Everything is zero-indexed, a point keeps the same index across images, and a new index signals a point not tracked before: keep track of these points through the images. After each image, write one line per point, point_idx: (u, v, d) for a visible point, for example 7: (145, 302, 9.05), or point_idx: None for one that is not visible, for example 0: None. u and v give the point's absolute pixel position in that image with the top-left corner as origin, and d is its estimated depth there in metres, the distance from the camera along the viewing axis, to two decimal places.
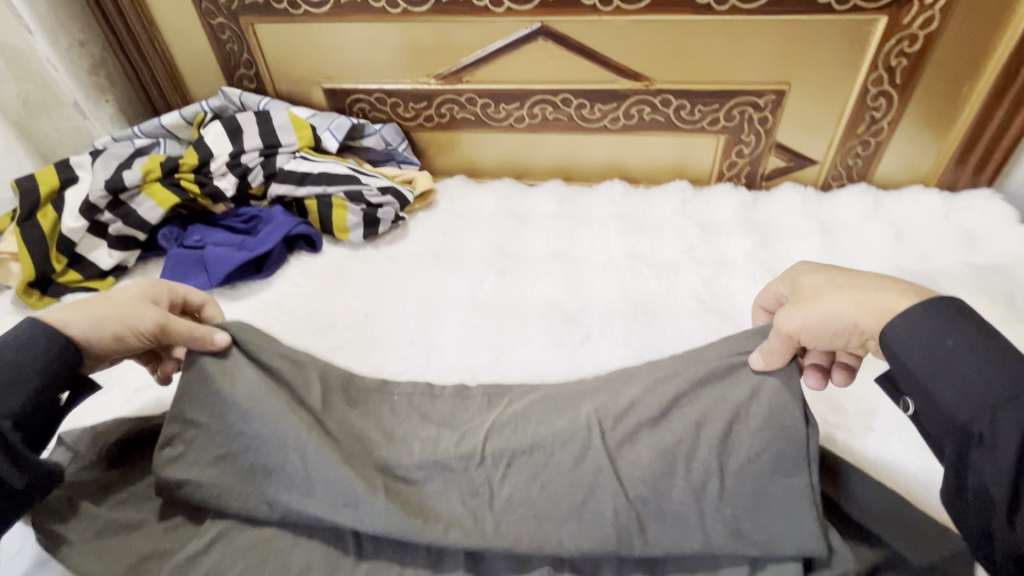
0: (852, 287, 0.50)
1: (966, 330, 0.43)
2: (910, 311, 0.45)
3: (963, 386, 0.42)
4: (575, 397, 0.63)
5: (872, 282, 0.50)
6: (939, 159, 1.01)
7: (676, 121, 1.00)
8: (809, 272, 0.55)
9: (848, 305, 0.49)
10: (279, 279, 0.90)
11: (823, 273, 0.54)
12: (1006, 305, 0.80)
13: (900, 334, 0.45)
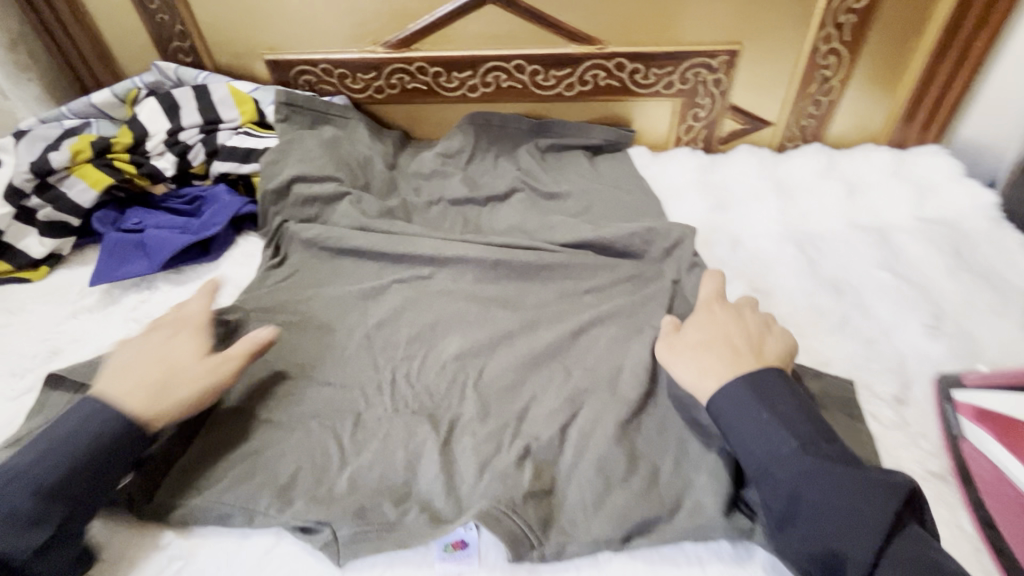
0: (700, 357, 0.61)
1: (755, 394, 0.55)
2: (727, 387, 0.56)
3: (770, 444, 0.52)
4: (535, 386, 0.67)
5: (717, 358, 0.59)
6: (888, 116, 1.02)
7: (632, 85, 0.99)
8: (701, 324, 0.65)
9: (687, 373, 0.61)
10: (225, 262, 0.86)
11: (705, 332, 0.63)
12: (953, 255, 0.81)
13: (720, 402, 0.56)
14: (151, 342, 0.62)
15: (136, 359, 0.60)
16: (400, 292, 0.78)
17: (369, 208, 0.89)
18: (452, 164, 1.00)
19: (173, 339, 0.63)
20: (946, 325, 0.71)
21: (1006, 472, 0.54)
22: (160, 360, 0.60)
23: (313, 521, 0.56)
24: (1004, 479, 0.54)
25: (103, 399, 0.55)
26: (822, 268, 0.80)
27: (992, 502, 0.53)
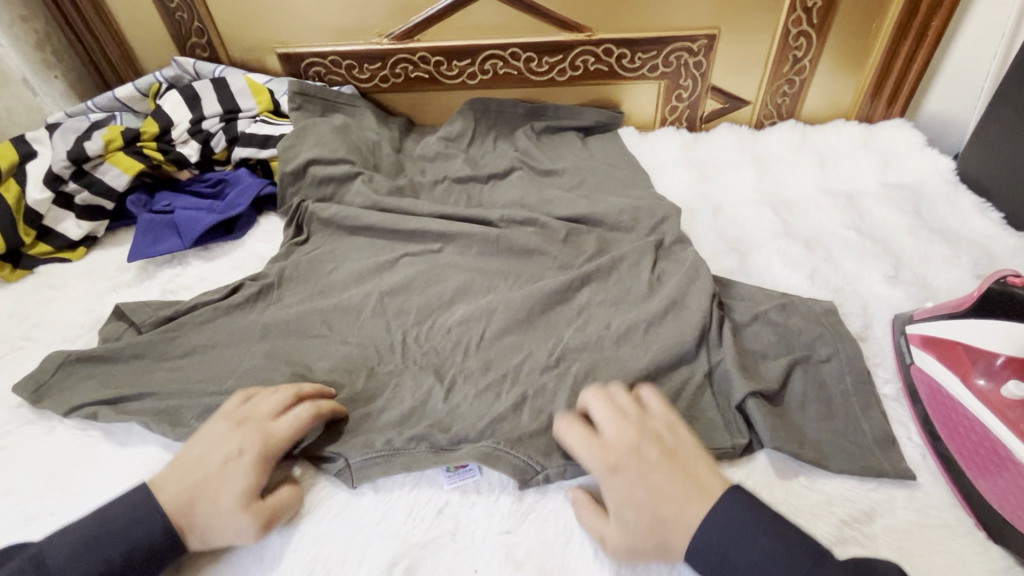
0: (663, 534, 0.51)
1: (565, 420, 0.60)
2: (703, 518, 0.51)
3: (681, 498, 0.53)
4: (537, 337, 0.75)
5: (669, 475, 0.54)
6: (856, 93, 1.11)
7: (619, 69, 1.07)
8: (632, 491, 0.54)
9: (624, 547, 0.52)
10: (249, 239, 0.93)
11: (638, 497, 0.53)
12: (913, 215, 0.90)
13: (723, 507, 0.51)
14: (220, 456, 0.57)
15: (207, 482, 0.56)
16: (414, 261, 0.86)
17: (381, 187, 0.96)
18: (454, 146, 1.07)
19: (219, 462, 0.57)
20: (904, 275, 0.80)
21: (946, 387, 0.62)
22: (195, 486, 0.55)
23: (329, 452, 0.63)
24: (945, 393, 0.62)
25: (160, 503, 0.54)
26: (796, 230, 0.89)
27: (937, 417, 0.62)
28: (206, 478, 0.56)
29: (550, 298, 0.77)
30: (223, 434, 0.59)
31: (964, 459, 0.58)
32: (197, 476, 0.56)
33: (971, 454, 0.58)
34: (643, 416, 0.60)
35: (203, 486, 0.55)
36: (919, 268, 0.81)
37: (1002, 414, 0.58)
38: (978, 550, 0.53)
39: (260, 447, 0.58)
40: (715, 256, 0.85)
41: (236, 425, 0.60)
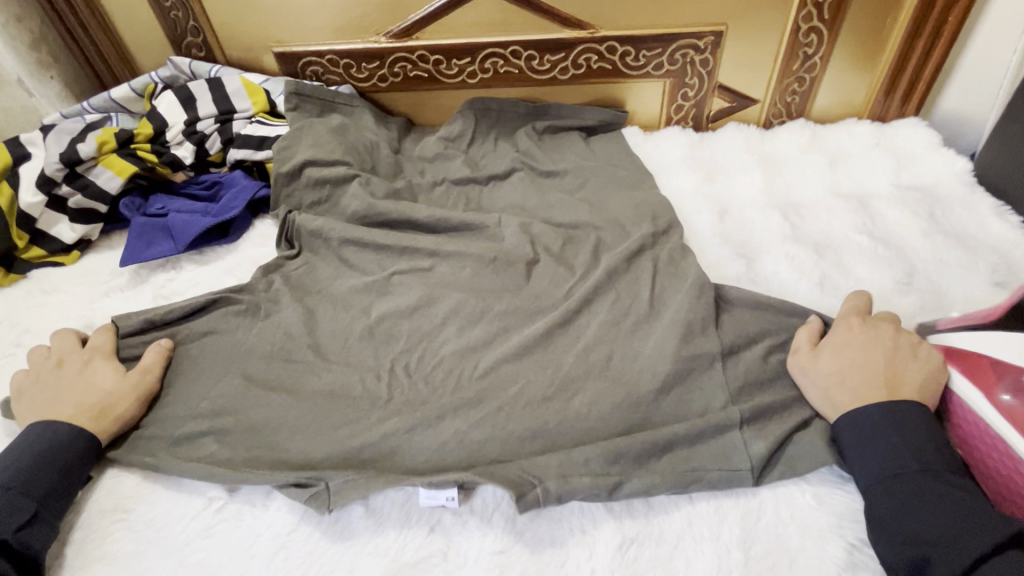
0: (835, 395, 0.62)
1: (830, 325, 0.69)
2: (857, 417, 0.59)
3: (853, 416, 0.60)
4: (531, 343, 0.74)
5: (857, 395, 0.60)
6: (869, 91, 1.07)
7: (623, 68, 1.04)
8: (840, 350, 0.64)
9: (818, 405, 0.63)
10: (245, 243, 0.92)
11: (843, 359, 0.63)
12: (927, 218, 0.86)
13: (851, 423, 0.59)
14: (75, 378, 0.68)
15: (58, 395, 0.66)
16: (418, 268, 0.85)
17: (378, 190, 0.94)
18: (454, 147, 1.05)
19: (73, 375, 0.68)
20: (918, 282, 0.77)
21: (971, 404, 0.59)
22: (70, 403, 0.65)
23: (307, 477, 0.61)
24: (969, 410, 0.59)
25: (53, 419, 0.63)
26: (804, 234, 0.86)
27: (958, 430, 0.60)
28: (47, 394, 0.66)
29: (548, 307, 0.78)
30: (44, 371, 0.69)
31: (982, 474, 0.58)
32: (59, 399, 0.65)
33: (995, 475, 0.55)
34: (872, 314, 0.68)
35: (67, 406, 0.65)
36: (934, 274, 0.78)
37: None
38: None
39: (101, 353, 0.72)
40: (720, 261, 0.83)
41: (57, 367, 0.70)
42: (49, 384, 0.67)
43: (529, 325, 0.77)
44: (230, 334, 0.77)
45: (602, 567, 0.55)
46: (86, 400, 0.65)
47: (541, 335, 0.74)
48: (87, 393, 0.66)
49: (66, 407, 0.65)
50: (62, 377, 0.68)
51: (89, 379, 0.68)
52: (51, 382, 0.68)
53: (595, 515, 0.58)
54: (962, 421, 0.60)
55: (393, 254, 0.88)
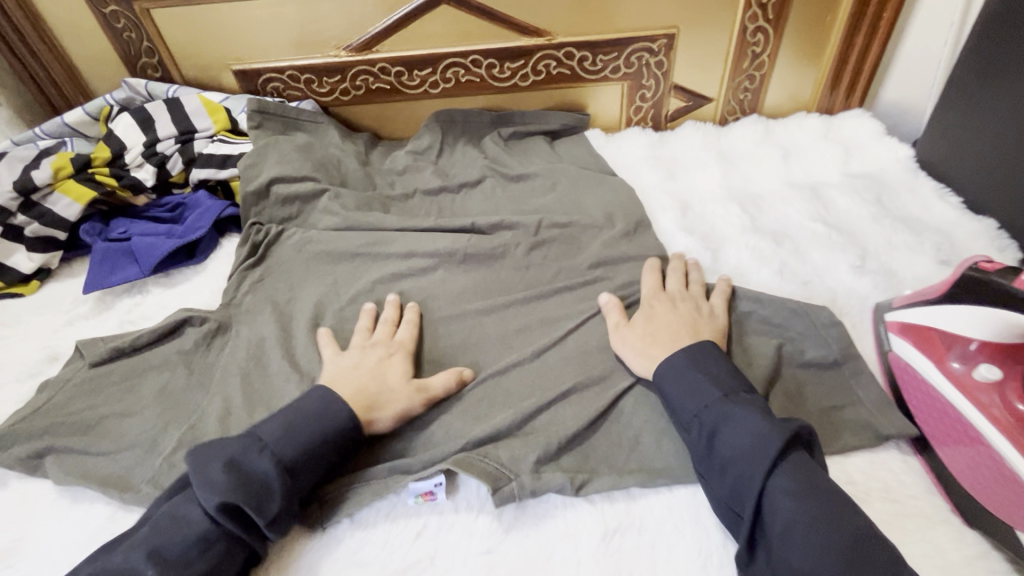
0: (648, 354, 0.66)
1: (729, 402, 0.57)
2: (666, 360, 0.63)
3: (697, 396, 0.59)
4: (506, 344, 0.75)
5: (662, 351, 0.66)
6: (815, 86, 1.12)
7: (582, 72, 1.06)
8: (646, 336, 0.68)
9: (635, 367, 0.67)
10: (213, 263, 0.90)
11: (637, 333, 0.69)
12: (875, 204, 0.91)
13: (667, 381, 0.62)
14: (680, 312, 0.70)
15: (364, 376, 0.66)
16: (392, 278, 0.85)
17: (348, 203, 0.95)
18: (421, 157, 1.06)
19: (384, 372, 0.68)
20: (871, 264, 0.81)
21: (925, 374, 0.61)
22: (640, 358, 0.67)
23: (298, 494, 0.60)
24: (923, 380, 0.61)
25: (334, 393, 0.63)
26: (763, 224, 0.89)
27: (914, 400, 0.62)
28: (628, 335, 0.69)
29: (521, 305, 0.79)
30: (371, 348, 0.71)
31: (931, 435, 0.59)
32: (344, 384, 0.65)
33: (948, 438, 0.57)
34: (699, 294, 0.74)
35: (674, 339, 0.66)
36: (885, 257, 0.82)
37: (973, 397, 0.57)
38: (953, 537, 0.53)
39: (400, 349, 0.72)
40: (687, 253, 0.85)
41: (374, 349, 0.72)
42: (333, 372, 0.68)
43: (509, 328, 0.77)
44: (203, 356, 0.76)
45: (586, 559, 0.55)
46: (414, 397, 0.66)
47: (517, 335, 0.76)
48: (694, 326, 0.68)
49: (359, 389, 0.64)
50: (349, 363, 0.69)
51: (393, 369, 0.68)
52: (349, 367, 0.68)
53: (580, 511, 0.59)
54: (912, 391, 0.63)
55: (364, 266, 0.87)
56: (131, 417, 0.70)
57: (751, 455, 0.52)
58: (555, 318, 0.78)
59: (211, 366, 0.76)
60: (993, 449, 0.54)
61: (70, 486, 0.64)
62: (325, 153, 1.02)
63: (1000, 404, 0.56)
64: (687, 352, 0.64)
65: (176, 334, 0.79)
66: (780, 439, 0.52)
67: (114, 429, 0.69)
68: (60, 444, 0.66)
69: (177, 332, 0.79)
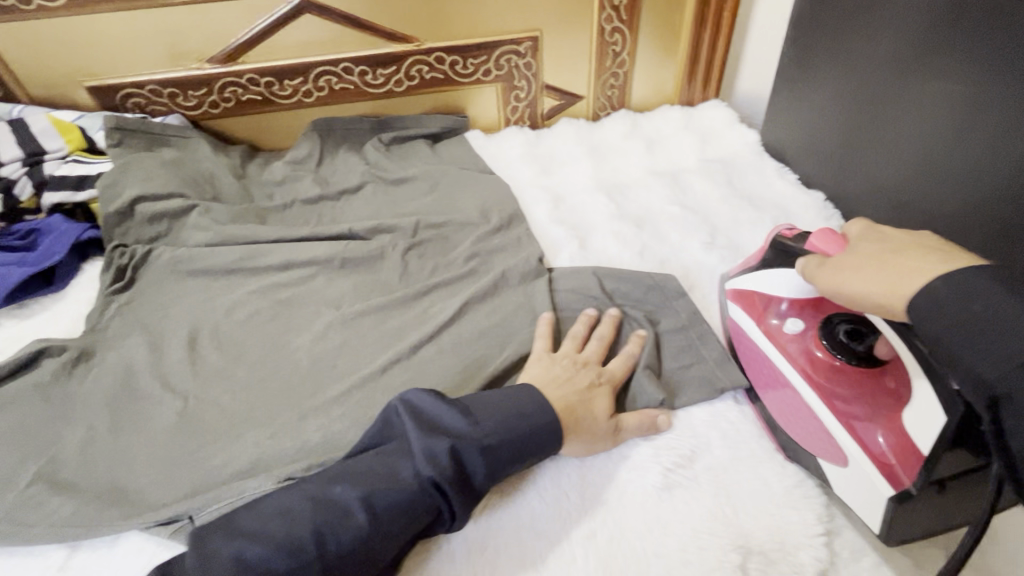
0: (856, 287, 0.50)
1: (993, 284, 0.41)
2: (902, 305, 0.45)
3: (959, 309, 0.41)
4: (383, 342, 0.77)
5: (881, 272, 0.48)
6: (674, 81, 1.22)
7: (455, 76, 1.10)
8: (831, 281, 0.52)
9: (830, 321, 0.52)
10: (73, 290, 0.86)
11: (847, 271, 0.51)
12: (726, 185, 1.00)
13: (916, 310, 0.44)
14: (880, 232, 0.53)
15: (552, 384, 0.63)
16: (268, 288, 0.84)
17: (220, 216, 0.93)
18: (299, 167, 1.05)
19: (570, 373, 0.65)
20: (720, 240, 0.89)
21: (747, 331, 0.69)
22: (890, 281, 0.47)
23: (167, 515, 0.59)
24: (746, 337, 0.69)
25: (542, 399, 0.60)
26: (629, 210, 0.96)
27: (743, 353, 0.70)
28: (846, 261, 0.52)
29: (398, 303, 0.81)
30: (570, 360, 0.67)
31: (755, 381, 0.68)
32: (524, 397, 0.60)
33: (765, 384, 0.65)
34: (877, 233, 0.53)
35: (900, 253, 0.48)
36: (732, 232, 0.90)
37: (782, 346, 0.64)
38: (775, 471, 0.60)
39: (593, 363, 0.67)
40: (559, 241, 0.90)
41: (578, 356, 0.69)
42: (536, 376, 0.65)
43: (386, 327, 0.79)
44: (62, 387, 0.73)
45: (455, 535, 0.57)
46: (610, 435, 0.62)
47: (394, 333, 0.78)
48: (905, 241, 0.50)
49: (568, 399, 0.61)
50: (557, 373, 0.65)
51: (601, 398, 0.63)
52: (559, 378, 0.64)
53: None
54: (743, 347, 0.70)
55: (240, 279, 0.86)
56: None
57: (1005, 326, 0.39)
58: (432, 313, 0.80)
59: (72, 395, 0.72)
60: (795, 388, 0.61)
61: None
62: (195, 168, 0.99)
63: (806, 342, 0.63)
64: (965, 274, 0.42)
65: (31, 367, 0.74)
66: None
67: None
68: None
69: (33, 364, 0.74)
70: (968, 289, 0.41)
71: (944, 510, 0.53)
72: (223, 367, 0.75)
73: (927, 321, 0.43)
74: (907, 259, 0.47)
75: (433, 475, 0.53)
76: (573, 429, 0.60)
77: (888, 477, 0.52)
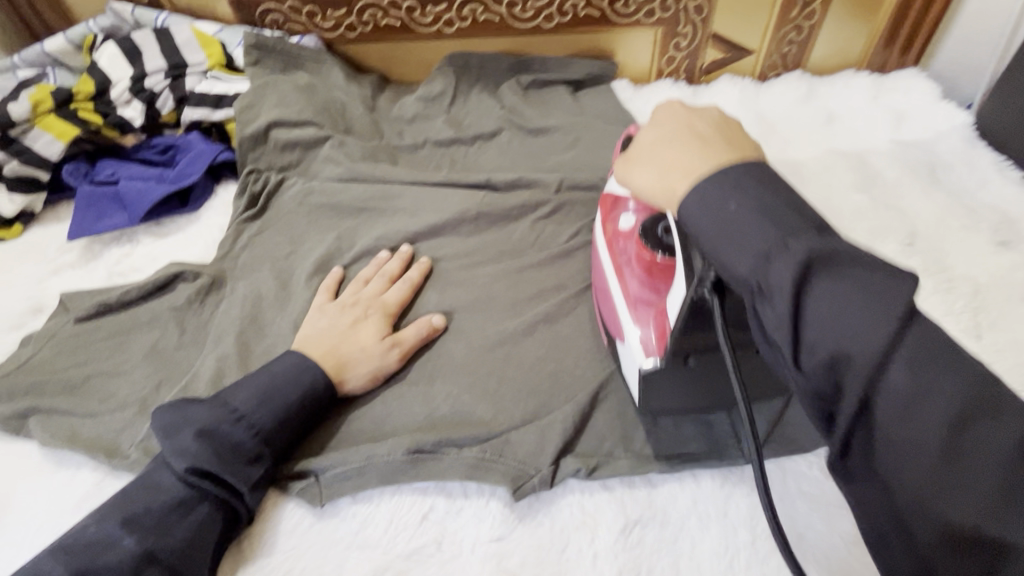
0: (667, 156, 0.45)
1: (750, 184, 0.39)
2: (699, 180, 0.41)
3: (727, 205, 0.39)
4: (519, 312, 0.70)
5: (682, 147, 0.44)
6: (868, 42, 1.02)
7: (613, 15, 0.96)
8: (657, 159, 0.46)
9: (648, 188, 0.47)
10: (206, 212, 0.84)
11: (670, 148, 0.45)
12: (927, 176, 0.83)
13: (694, 201, 0.41)
14: (675, 116, 0.48)
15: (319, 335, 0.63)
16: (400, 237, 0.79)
17: (353, 151, 0.87)
18: (432, 105, 0.97)
19: (356, 334, 0.64)
20: (920, 243, 0.74)
21: (597, 243, 0.64)
22: (660, 170, 0.45)
23: (298, 471, 0.56)
24: (596, 251, 0.65)
25: (305, 358, 0.60)
26: (803, 194, 0.82)
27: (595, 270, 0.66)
28: (636, 156, 0.50)
29: (536, 271, 0.74)
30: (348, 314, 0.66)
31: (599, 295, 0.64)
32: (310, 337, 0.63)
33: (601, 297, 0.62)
34: (694, 119, 0.47)
35: (675, 144, 0.45)
36: (937, 236, 0.75)
37: (613, 253, 0.59)
38: None
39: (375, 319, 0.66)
40: None
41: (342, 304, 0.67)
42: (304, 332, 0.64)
43: (522, 296, 0.71)
44: (195, 314, 0.71)
45: (604, 552, 0.52)
46: (394, 351, 0.63)
47: (532, 304, 0.71)
48: (690, 127, 0.46)
49: (329, 350, 0.61)
50: (323, 326, 0.65)
51: (366, 332, 0.64)
52: (324, 330, 0.64)
53: (597, 500, 0.55)
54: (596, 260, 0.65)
55: (370, 223, 0.81)
56: (119, 377, 0.66)
57: (772, 287, 0.35)
58: (574, 287, 0.72)
59: (205, 324, 0.70)
60: (608, 294, 0.59)
61: (55, 448, 0.60)
62: (329, 95, 0.93)
63: (634, 249, 0.56)
64: (726, 173, 0.40)
65: (167, 290, 0.73)
66: (971, 411, 0.30)
67: (103, 387, 0.65)
68: (45, 404, 0.63)
69: (168, 287, 0.73)
70: (719, 194, 0.40)
71: (696, 383, 0.53)
72: None
73: (704, 226, 0.40)
74: (693, 141, 0.44)
75: (249, 425, 0.54)
76: (341, 370, 0.61)
77: (643, 346, 0.51)
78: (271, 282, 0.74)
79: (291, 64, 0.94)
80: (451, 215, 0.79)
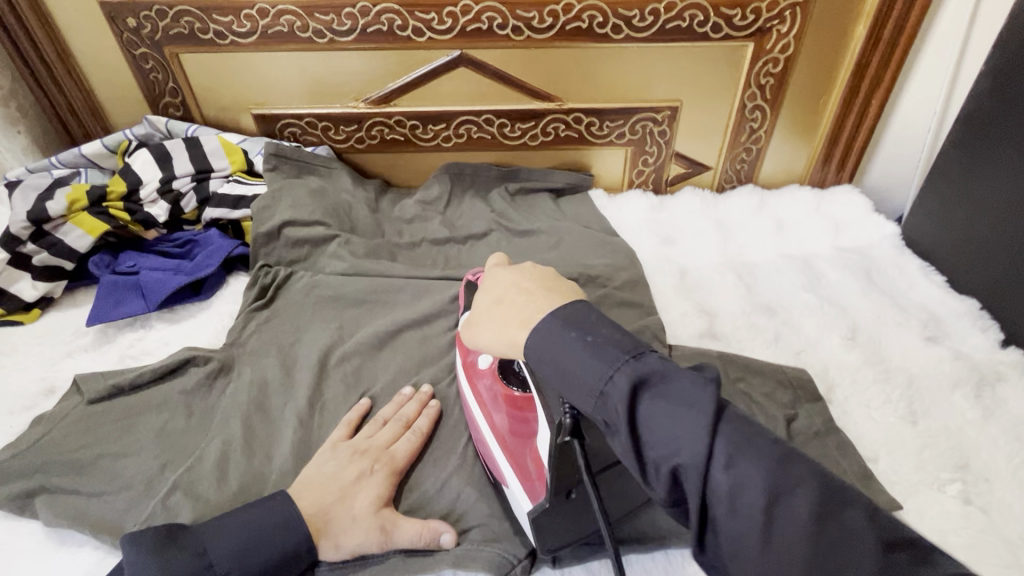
0: (498, 313, 0.55)
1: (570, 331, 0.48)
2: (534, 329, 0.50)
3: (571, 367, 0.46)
4: None
5: (527, 291, 0.55)
6: (808, 162, 1.19)
7: (589, 136, 1.12)
8: (493, 281, 0.59)
9: (491, 344, 0.55)
10: (217, 301, 0.91)
11: (500, 279, 0.59)
12: (865, 278, 0.95)
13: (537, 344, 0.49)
14: (514, 272, 0.59)
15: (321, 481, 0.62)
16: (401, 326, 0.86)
17: (357, 249, 0.97)
18: (429, 208, 1.09)
19: (358, 485, 0.62)
20: (860, 338, 0.84)
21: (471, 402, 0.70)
22: (500, 320, 0.54)
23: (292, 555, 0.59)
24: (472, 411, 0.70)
25: (293, 509, 0.58)
26: (758, 293, 0.93)
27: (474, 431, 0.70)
28: (473, 320, 0.59)
29: None
30: (346, 455, 0.65)
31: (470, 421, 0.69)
32: (318, 486, 0.61)
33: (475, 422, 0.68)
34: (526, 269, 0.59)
35: (506, 301, 0.55)
36: (875, 333, 0.85)
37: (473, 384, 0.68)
38: None
39: (395, 458, 0.66)
40: (686, 314, 0.88)
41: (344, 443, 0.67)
42: (309, 475, 0.63)
43: None
44: (203, 398, 0.76)
45: None
46: (376, 532, 0.59)
47: None
48: (517, 282, 0.57)
49: (325, 506, 0.60)
50: (330, 471, 0.63)
51: (368, 492, 0.62)
52: (330, 476, 0.63)
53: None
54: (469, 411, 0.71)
55: (370, 313, 0.89)
56: (125, 457, 0.69)
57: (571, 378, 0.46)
58: None
59: (211, 407, 0.75)
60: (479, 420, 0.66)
61: (60, 528, 0.63)
62: (338, 196, 1.04)
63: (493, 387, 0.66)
64: (554, 314, 0.50)
65: (176, 375, 0.78)
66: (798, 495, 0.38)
67: (108, 467, 0.68)
68: (51, 483, 0.66)
69: (178, 373, 0.78)
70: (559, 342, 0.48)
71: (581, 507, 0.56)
72: (351, 400, 0.77)
73: (537, 358, 0.49)
74: (526, 302, 0.53)
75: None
76: (324, 527, 0.58)
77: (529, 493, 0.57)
78: (277, 368, 0.80)
79: (304, 170, 1.05)
80: (446, 307, 0.87)
